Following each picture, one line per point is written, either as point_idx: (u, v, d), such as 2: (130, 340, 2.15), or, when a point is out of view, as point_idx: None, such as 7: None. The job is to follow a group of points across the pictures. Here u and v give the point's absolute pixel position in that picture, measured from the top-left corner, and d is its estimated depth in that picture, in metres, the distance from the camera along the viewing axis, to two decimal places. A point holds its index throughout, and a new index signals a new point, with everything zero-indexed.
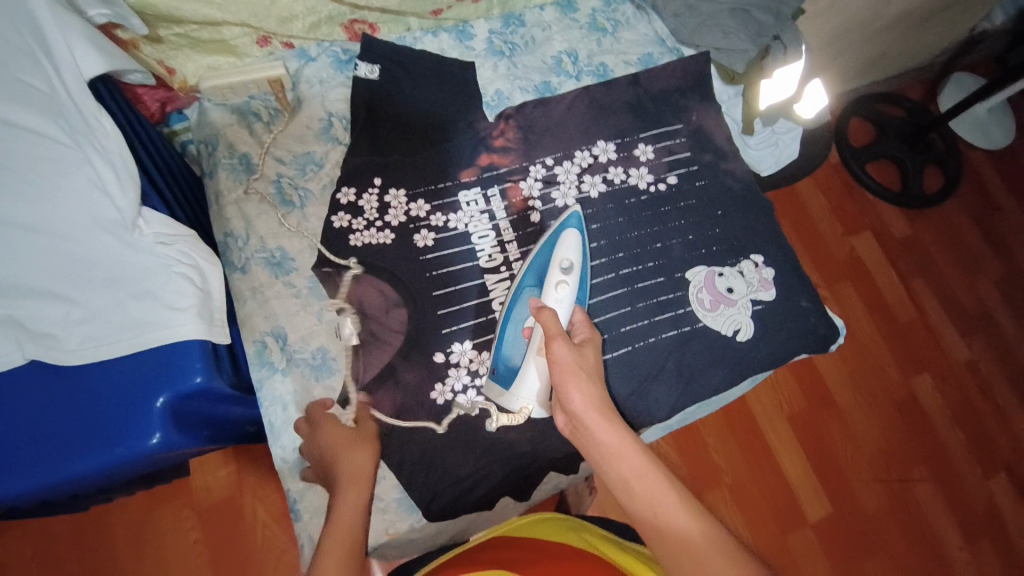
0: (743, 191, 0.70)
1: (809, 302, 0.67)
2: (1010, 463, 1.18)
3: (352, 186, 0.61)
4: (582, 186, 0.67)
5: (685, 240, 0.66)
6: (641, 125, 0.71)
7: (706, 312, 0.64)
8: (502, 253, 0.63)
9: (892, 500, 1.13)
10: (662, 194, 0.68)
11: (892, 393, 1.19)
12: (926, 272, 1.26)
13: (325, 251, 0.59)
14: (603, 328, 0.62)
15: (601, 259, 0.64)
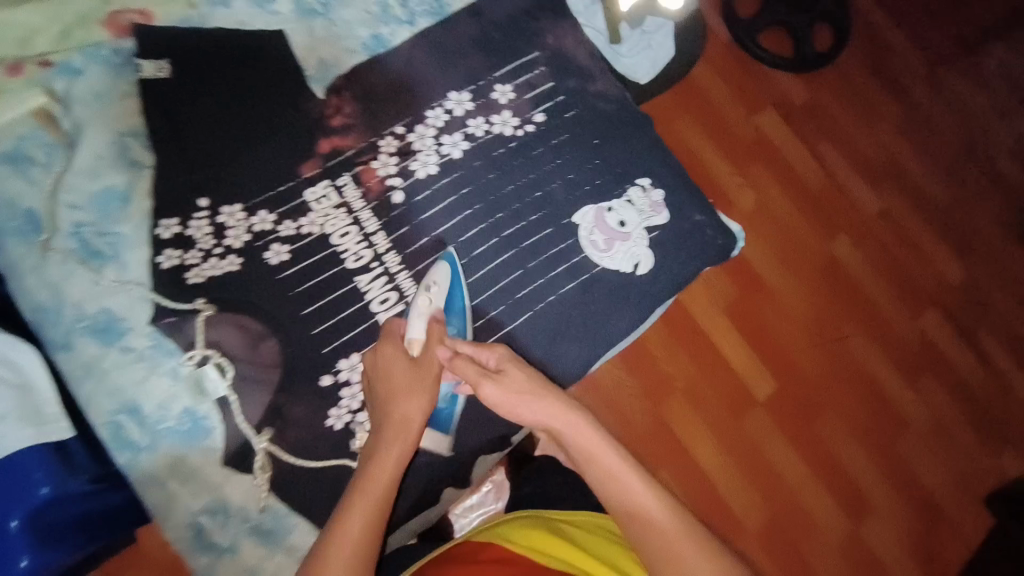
0: (620, 113, 0.65)
1: (702, 214, 0.64)
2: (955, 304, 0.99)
3: (173, 216, 0.53)
4: (442, 148, 0.59)
5: (566, 181, 0.61)
6: (493, 65, 0.63)
7: (603, 254, 0.61)
8: (368, 247, 0.56)
9: (839, 367, 0.95)
10: (532, 136, 0.61)
11: (838, 263, 0.99)
12: (844, 125, 1.03)
13: (162, 300, 0.51)
14: (498, 300, 0.58)
15: (480, 224, 0.59)
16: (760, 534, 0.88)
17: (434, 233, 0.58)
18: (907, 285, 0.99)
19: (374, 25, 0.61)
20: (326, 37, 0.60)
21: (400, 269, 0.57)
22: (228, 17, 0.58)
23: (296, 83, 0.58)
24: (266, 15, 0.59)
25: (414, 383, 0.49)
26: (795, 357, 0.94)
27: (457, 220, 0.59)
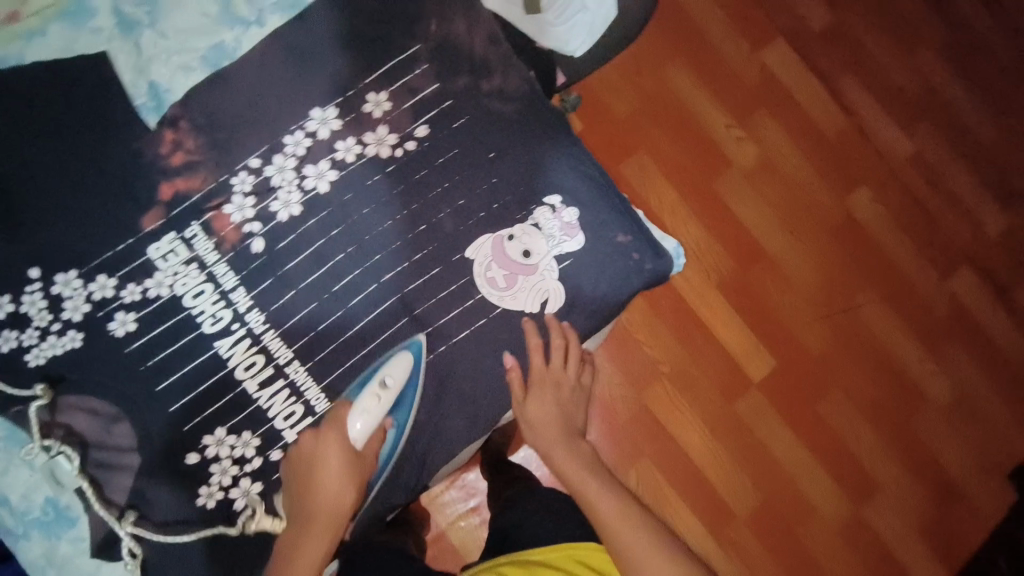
0: (515, 119, 0.69)
1: (626, 235, 0.69)
2: (971, 254, 1.17)
3: (6, 294, 0.62)
4: (305, 182, 0.65)
5: (455, 210, 0.66)
6: (366, 70, 0.67)
7: (505, 290, 0.66)
8: (226, 307, 0.63)
9: (837, 331, 1.13)
10: (403, 160, 0.66)
11: (854, 215, 1.15)
12: (797, 100, 1.17)
13: (9, 388, 0.61)
14: (361, 342, 0.64)
15: (354, 270, 0.64)
16: (750, 518, 1.08)
17: (305, 281, 0.64)
18: (932, 251, 1.16)
19: (216, 33, 0.67)
20: (164, 55, 0.67)
21: (263, 328, 0.63)
22: (46, 46, 0.65)
23: (132, 119, 0.65)
24: (86, 32, 0.66)
25: (350, 476, 0.61)
26: (788, 327, 1.12)
27: (324, 267, 0.64)
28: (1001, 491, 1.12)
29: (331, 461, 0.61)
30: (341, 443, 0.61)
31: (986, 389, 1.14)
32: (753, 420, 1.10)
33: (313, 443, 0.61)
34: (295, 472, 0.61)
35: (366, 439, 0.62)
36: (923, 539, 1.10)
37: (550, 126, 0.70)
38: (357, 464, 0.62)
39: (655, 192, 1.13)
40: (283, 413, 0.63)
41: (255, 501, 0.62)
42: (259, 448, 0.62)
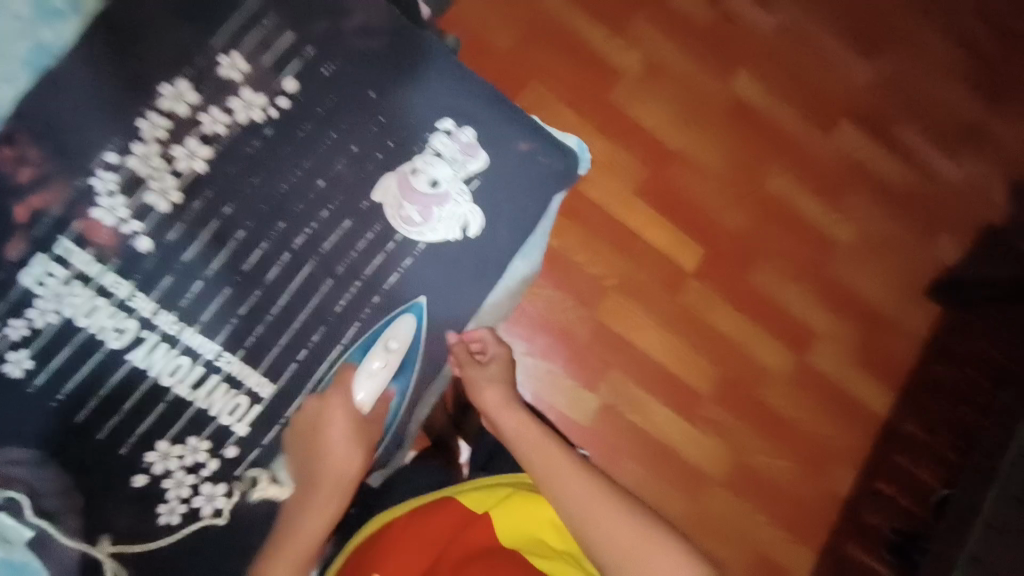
0: (383, 51, 0.75)
1: (526, 143, 0.79)
2: (848, 107, 1.26)
3: None
4: (176, 164, 0.68)
5: (350, 155, 0.72)
6: (211, 32, 0.70)
7: (422, 225, 0.73)
8: (128, 316, 0.66)
9: (750, 206, 1.20)
10: (279, 121, 0.70)
11: (739, 95, 1.21)
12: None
13: None
14: (289, 312, 0.70)
15: (260, 244, 0.69)
16: (716, 394, 1.16)
17: (213, 269, 0.68)
18: (814, 113, 1.24)
19: (34, 32, 0.66)
20: None
21: (176, 329, 0.67)
22: None
23: None
24: None
25: (357, 441, 0.73)
26: (707, 212, 1.18)
27: (228, 248, 0.68)
28: (920, 308, 1.25)
29: (336, 425, 0.71)
30: (348, 409, 0.72)
31: (887, 222, 1.25)
32: (698, 307, 1.16)
33: (317, 412, 0.71)
34: (301, 439, 0.71)
35: (371, 402, 0.74)
36: (866, 369, 1.22)
37: (415, 55, 0.76)
38: (365, 429, 0.74)
39: (555, 115, 1.14)
40: (226, 407, 0.69)
41: (258, 470, 0.72)
42: (211, 450, 0.69)
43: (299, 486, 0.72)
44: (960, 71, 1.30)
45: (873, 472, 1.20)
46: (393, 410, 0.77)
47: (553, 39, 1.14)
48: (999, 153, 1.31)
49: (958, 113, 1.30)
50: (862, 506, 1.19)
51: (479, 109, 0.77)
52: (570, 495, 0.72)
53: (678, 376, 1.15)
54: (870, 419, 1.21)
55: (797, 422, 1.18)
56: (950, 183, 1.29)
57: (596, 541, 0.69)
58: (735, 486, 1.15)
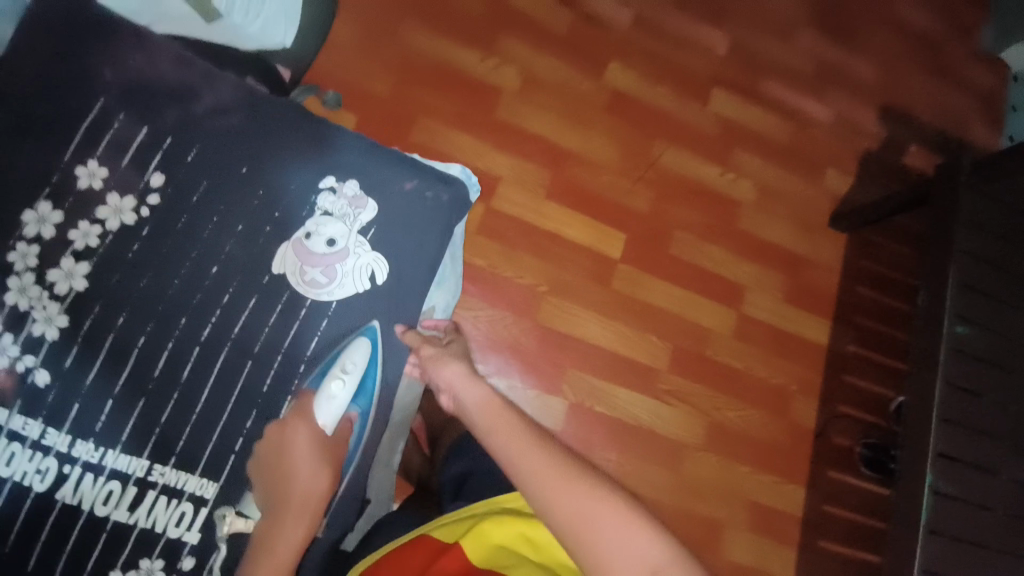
0: (241, 129, 0.85)
1: (411, 184, 0.91)
2: (714, 75, 1.35)
3: None
4: (56, 288, 0.75)
5: (239, 234, 0.82)
6: (65, 150, 0.78)
7: (327, 284, 0.84)
8: (46, 456, 0.72)
9: (652, 185, 1.26)
10: (152, 218, 0.79)
11: (617, 87, 1.28)
12: (523, 14, 1.25)
13: None
14: (213, 403, 0.78)
15: (166, 344, 0.77)
16: (671, 366, 1.20)
17: (119, 383, 0.75)
18: (687, 88, 1.33)
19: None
20: None
21: (97, 455, 0.73)
22: None
23: None
24: None
25: (323, 462, 0.77)
26: (617, 200, 1.23)
27: (135, 353, 0.76)
28: (827, 238, 1.35)
29: (301, 438, 0.78)
30: (312, 432, 0.79)
31: (777, 169, 1.35)
32: (632, 289, 1.21)
33: (281, 431, 0.79)
34: (268, 460, 0.77)
35: (335, 424, 0.81)
36: (797, 306, 1.30)
37: (279, 122, 0.86)
38: (330, 449, 0.79)
39: (451, 143, 1.16)
40: (174, 517, 0.76)
41: (226, 509, 0.77)
42: (166, 566, 0.76)
43: (268, 514, 0.75)
44: (801, 23, 1.43)
45: (830, 399, 1.27)
46: (356, 433, 0.84)
47: (431, 73, 1.17)
48: (856, 86, 1.44)
49: (810, 59, 1.42)
50: (828, 432, 1.25)
51: (356, 157, 0.89)
52: (528, 467, 0.66)
53: (630, 360, 1.18)
54: (814, 350, 1.28)
55: (750, 371, 1.24)
56: (822, 122, 1.40)
57: (554, 517, 0.63)
58: (711, 447, 1.19)
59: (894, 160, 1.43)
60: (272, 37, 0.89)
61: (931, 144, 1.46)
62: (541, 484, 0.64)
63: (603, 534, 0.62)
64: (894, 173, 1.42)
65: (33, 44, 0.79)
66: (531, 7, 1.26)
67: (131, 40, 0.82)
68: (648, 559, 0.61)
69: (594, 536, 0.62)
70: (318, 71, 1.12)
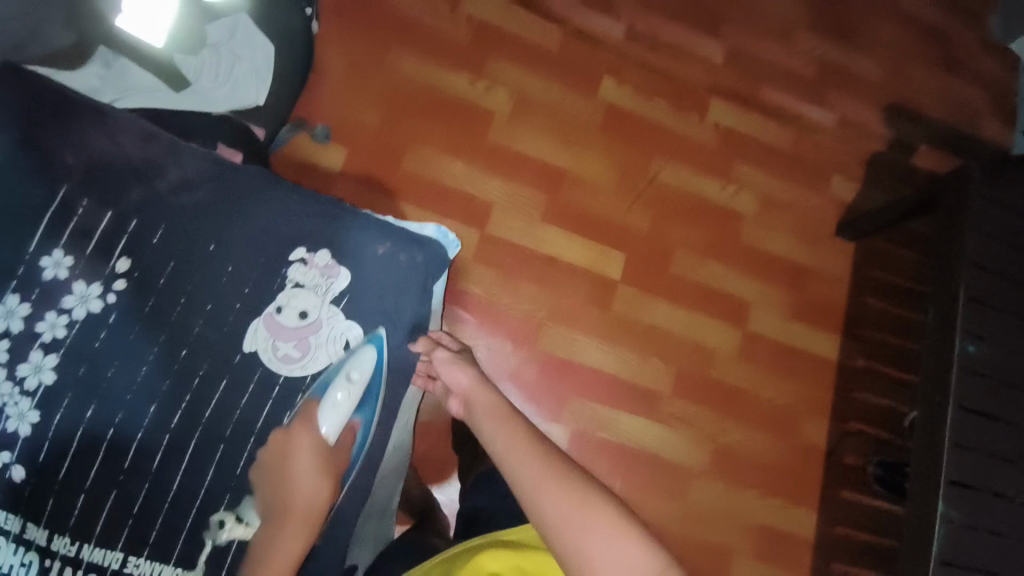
0: (208, 204, 0.77)
1: (385, 245, 0.83)
2: (712, 85, 1.32)
3: None
4: (25, 386, 0.68)
5: (208, 314, 0.75)
6: (22, 240, 0.70)
7: (302, 360, 0.78)
8: (28, 550, 0.66)
9: (651, 204, 1.23)
10: (119, 305, 0.72)
11: (612, 103, 1.25)
12: (513, 34, 1.22)
13: None
14: (191, 498, 0.71)
15: (136, 437, 0.70)
16: (676, 389, 1.17)
17: (90, 477, 0.68)
18: (686, 100, 1.30)
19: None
20: None
21: (76, 547, 0.67)
22: None
23: None
24: None
25: (323, 471, 0.73)
26: (614, 221, 1.20)
27: (103, 451, 0.69)
28: (835, 249, 1.31)
29: (305, 449, 0.74)
30: (314, 440, 0.74)
31: (781, 180, 1.31)
32: (632, 312, 1.18)
33: (284, 439, 0.74)
34: (270, 467, 0.73)
35: (337, 434, 0.75)
36: (805, 321, 1.26)
37: (246, 194, 0.79)
38: (331, 459, 0.74)
39: (442, 171, 1.14)
40: None
41: (224, 512, 0.72)
42: None
43: (266, 523, 0.71)
44: (801, 25, 1.39)
45: (840, 416, 1.23)
46: (360, 442, 0.78)
47: (421, 101, 1.16)
48: (861, 87, 1.39)
49: (812, 63, 1.38)
50: (840, 450, 1.22)
51: (325, 218, 0.81)
52: (525, 471, 0.63)
53: (634, 385, 1.16)
54: (824, 366, 1.25)
55: (758, 391, 1.21)
56: (826, 127, 1.36)
57: (546, 523, 0.60)
58: (718, 471, 1.16)
59: (902, 163, 1.38)
60: (241, 96, 0.89)
61: (942, 143, 1.41)
62: (536, 487, 0.62)
63: (594, 543, 0.59)
64: (903, 177, 1.37)
65: None
66: (521, 26, 1.23)
67: (92, 119, 0.74)
68: (637, 572, 0.58)
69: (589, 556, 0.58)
70: (306, 105, 1.11)
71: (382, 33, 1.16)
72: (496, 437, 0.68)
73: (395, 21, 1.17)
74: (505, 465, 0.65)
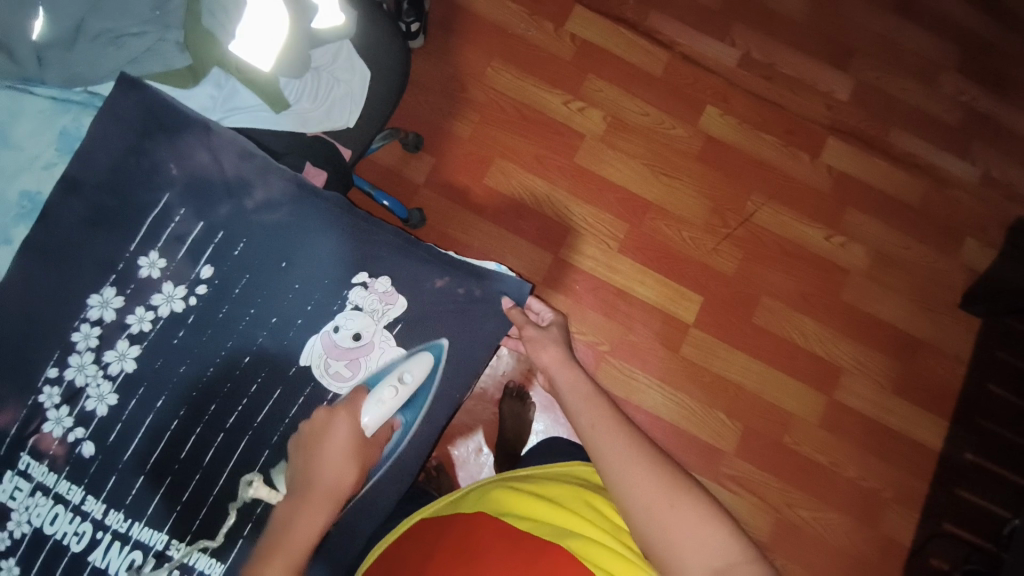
0: (288, 223, 0.82)
1: (442, 279, 0.86)
2: (830, 123, 1.20)
3: None
4: (109, 369, 0.77)
5: (271, 328, 0.81)
6: (127, 241, 0.80)
7: (349, 379, 0.82)
8: (84, 520, 0.75)
9: (741, 246, 1.15)
10: (197, 308, 0.79)
11: (713, 134, 1.18)
12: (616, 55, 1.19)
13: None
14: (233, 491, 0.78)
15: (194, 430, 0.78)
16: (739, 448, 1.09)
17: (149, 463, 0.76)
18: (797, 137, 1.19)
19: (55, 120, 0.79)
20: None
21: (126, 525, 0.75)
22: None
23: None
24: None
25: (355, 457, 0.76)
26: (697, 260, 1.14)
27: (165, 440, 0.77)
28: (952, 322, 1.15)
29: (342, 435, 0.76)
30: (353, 428, 0.77)
31: (897, 236, 1.17)
32: (703, 358, 1.11)
33: (322, 421, 0.77)
34: (303, 450, 0.76)
35: (376, 426, 0.78)
36: (902, 398, 1.13)
37: (321, 217, 0.83)
38: (365, 448, 0.77)
39: (526, 190, 1.14)
40: None
41: (255, 474, 0.77)
42: None
43: (292, 496, 0.73)
44: (948, 64, 1.23)
45: (931, 512, 1.10)
46: (393, 442, 0.82)
47: (514, 116, 1.16)
48: (1011, 141, 1.22)
49: (954, 108, 1.22)
50: (926, 551, 1.09)
51: (393, 244, 0.86)
52: (606, 446, 0.66)
53: (693, 436, 1.09)
54: (918, 451, 1.11)
55: (833, 466, 1.10)
56: (963, 182, 1.20)
57: (628, 501, 0.62)
58: (778, 545, 1.07)
59: None
60: (332, 118, 0.81)
61: None
62: (617, 463, 0.65)
63: (676, 524, 0.60)
64: None
65: (112, 130, 0.80)
66: (626, 46, 1.19)
67: (198, 133, 0.81)
68: (725, 552, 0.58)
69: (671, 530, 0.60)
70: (405, 112, 1.15)
71: (486, 46, 1.18)
72: (580, 415, 0.71)
73: (500, 35, 1.18)
74: (590, 441, 0.68)
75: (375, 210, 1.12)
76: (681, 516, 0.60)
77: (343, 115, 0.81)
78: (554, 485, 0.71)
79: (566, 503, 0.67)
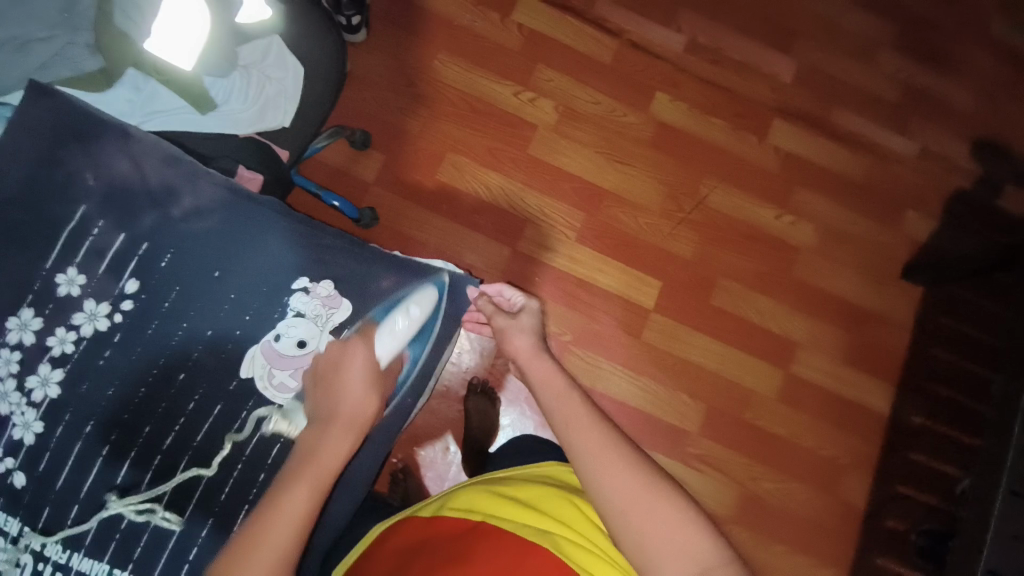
0: (217, 230, 0.79)
1: (388, 279, 0.85)
2: (774, 105, 1.23)
3: None
4: (33, 396, 0.73)
5: (208, 341, 0.78)
6: (42, 258, 0.75)
7: (294, 388, 0.80)
8: (22, 552, 0.71)
9: (696, 230, 1.17)
10: (124, 325, 0.76)
11: (664, 120, 1.19)
12: (564, 44, 1.18)
13: None
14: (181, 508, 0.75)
15: (131, 452, 0.74)
16: (703, 427, 1.11)
17: (85, 489, 0.73)
18: (745, 120, 1.21)
19: None
20: None
21: (66, 555, 0.72)
22: None
23: None
24: None
25: (371, 387, 0.77)
26: (654, 245, 1.15)
27: (99, 464, 0.73)
28: (897, 292, 1.20)
29: (356, 367, 0.78)
30: (367, 356, 0.79)
31: (843, 213, 1.21)
32: (665, 342, 1.13)
33: (338, 353, 0.79)
34: (322, 378, 0.78)
35: (390, 358, 0.82)
36: (856, 368, 1.17)
37: (254, 223, 0.80)
38: (381, 381, 0.79)
39: (481, 184, 1.13)
40: None
41: (274, 409, 0.79)
42: None
43: (313, 424, 0.73)
44: (883, 43, 1.27)
45: (885, 476, 1.14)
46: (404, 374, 0.84)
47: (465, 109, 1.14)
48: (944, 116, 1.26)
49: (890, 86, 1.26)
50: (882, 513, 1.13)
51: (332, 246, 0.84)
52: (580, 445, 0.65)
53: (659, 419, 1.11)
54: (871, 418, 1.16)
55: (792, 438, 1.13)
56: (903, 158, 1.24)
57: (604, 502, 0.62)
58: (745, 519, 1.10)
59: (989, 204, 1.24)
60: (266, 119, 0.81)
61: None
62: (591, 462, 0.64)
63: (648, 525, 0.59)
64: (987, 219, 1.24)
65: (22, 141, 0.75)
66: (573, 34, 1.19)
67: (116, 139, 0.76)
68: (697, 553, 0.58)
69: (643, 529, 0.59)
70: (352, 109, 1.12)
71: (431, 38, 1.15)
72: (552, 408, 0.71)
73: (445, 27, 1.16)
74: (563, 437, 0.68)
75: (327, 212, 1.09)
76: (657, 516, 0.59)
77: (277, 116, 0.81)
78: (533, 488, 0.70)
79: (545, 507, 0.67)
